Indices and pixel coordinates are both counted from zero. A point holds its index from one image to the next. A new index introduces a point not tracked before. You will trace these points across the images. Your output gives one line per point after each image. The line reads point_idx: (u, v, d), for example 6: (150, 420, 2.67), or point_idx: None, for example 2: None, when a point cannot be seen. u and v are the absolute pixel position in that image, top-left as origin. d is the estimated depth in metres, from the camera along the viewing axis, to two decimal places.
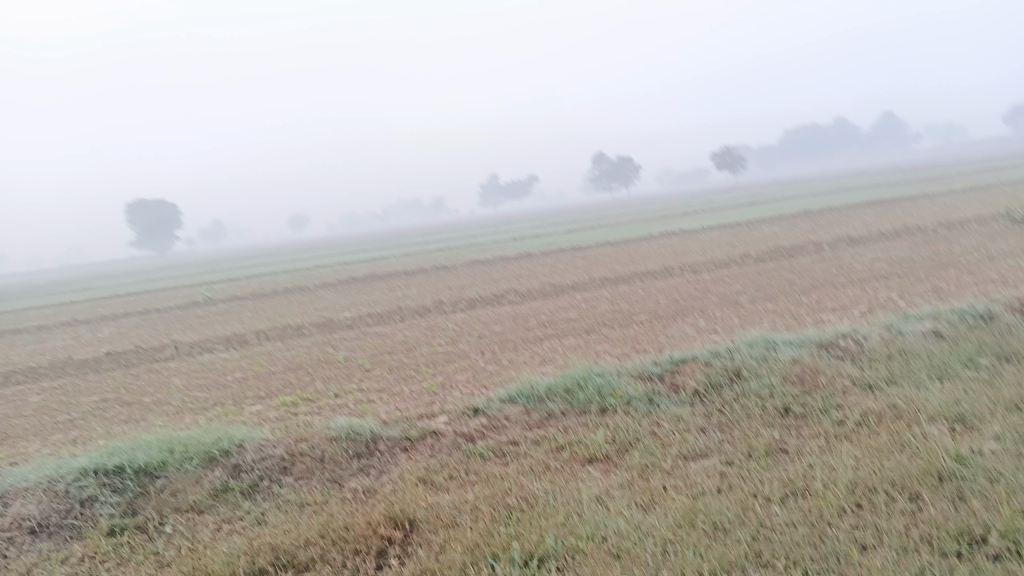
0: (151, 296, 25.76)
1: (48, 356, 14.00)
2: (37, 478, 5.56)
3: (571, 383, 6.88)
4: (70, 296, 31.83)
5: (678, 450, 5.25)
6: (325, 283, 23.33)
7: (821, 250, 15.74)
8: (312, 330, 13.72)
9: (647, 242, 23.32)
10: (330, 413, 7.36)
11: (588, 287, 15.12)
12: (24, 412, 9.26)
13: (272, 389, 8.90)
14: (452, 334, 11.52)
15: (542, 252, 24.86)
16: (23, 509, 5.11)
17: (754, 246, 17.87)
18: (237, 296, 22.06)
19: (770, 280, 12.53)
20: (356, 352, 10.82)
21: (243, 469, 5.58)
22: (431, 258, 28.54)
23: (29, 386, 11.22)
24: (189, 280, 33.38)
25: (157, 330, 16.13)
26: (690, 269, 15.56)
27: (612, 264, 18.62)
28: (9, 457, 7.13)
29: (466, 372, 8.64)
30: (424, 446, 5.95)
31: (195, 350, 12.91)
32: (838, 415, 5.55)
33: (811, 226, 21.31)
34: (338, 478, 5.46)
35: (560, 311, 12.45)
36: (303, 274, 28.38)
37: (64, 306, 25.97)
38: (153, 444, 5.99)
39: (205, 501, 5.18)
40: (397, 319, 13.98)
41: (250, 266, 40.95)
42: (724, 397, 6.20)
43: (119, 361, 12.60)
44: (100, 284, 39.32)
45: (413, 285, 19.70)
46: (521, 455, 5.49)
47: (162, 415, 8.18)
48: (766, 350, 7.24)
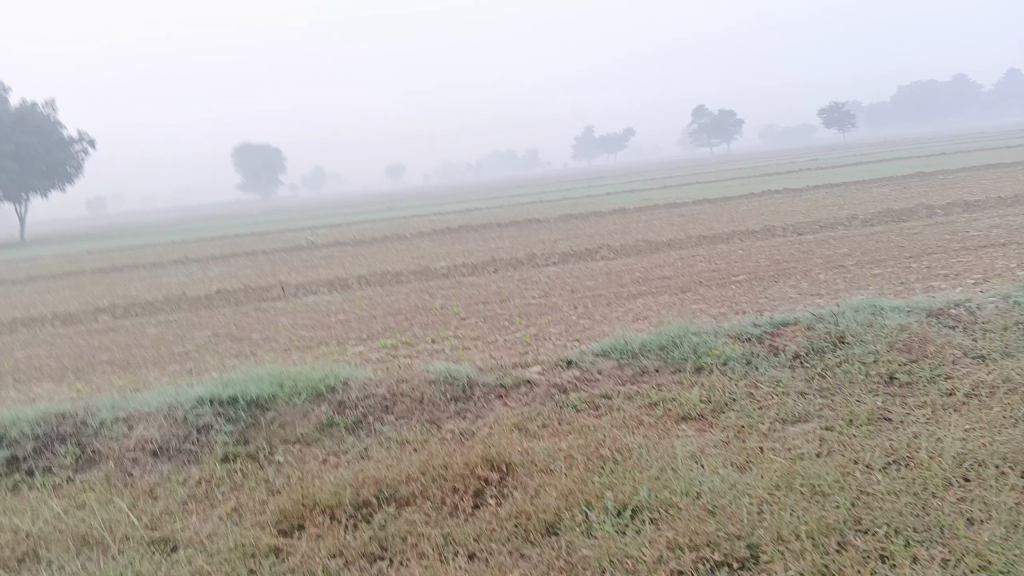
0: (257, 239, 26.75)
1: (163, 291, 14.81)
2: (159, 404, 5.95)
3: (667, 340, 6.85)
4: (181, 236, 33.35)
5: (776, 413, 5.19)
6: (421, 232, 23.68)
7: (934, 215, 14.98)
8: (410, 277, 14.03)
9: (748, 201, 22.66)
10: (428, 358, 7.58)
11: (685, 245, 14.89)
12: (144, 342, 9.88)
13: (372, 332, 9.20)
14: (546, 287, 11.58)
15: (637, 208, 24.49)
16: (146, 433, 5.50)
17: (862, 209, 17.13)
18: (338, 242, 22.67)
19: (878, 244, 12.04)
20: (451, 301, 11.03)
21: (347, 406, 5.83)
22: (526, 211, 28.57)
23: (147, 318, 11.93)
24: (291, 224, 34.46)
25: (263, 271, 16.78)
26: (793, 230, 15.09)
27: (710, 222, 18.22)
28: (132, 383, 7.65)
29: (560, 325, 8.71)
30: (520, 394, 6.08)
31: (299, 291, 13.42)
32: (947, 386, 5.36)
33: (924, 188, 20.28)
34: (436, 420, 5.65)
35: (656, 268, 12.33)
36: (401, 222, 28.90)
37: (176, 245, 27.27)
38: (264, 379, 6.31)
39: (312, 435, 5.45)
40: (491, 270, 14.14)
41: (348, 212, 41.90)
42: (825, 362, 6.08)
43: (228, 298, 13.22)
44: (208, 226, 41.00)
45: (507, 237, 19.82)
46: (615, 409, 5.54)
47: (269, 352, 8.58)
48: (872, 316, 7.02)
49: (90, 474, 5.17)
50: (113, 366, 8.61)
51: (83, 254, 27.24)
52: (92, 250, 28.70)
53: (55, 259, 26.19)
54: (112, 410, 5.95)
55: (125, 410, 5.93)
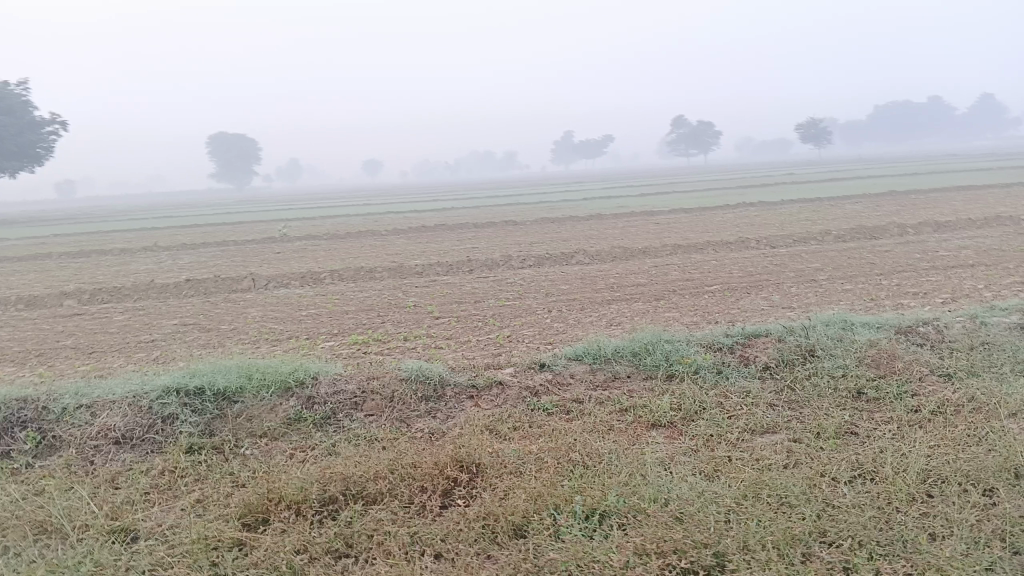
0: (230, 229, 26.47)
1: (132, 278, 14.58)
2: (123, 392, 5.85)
3: (639, 347, 6.87)
4: (152, 223, 32.95)
5: (745, 423, 5.23)
6: (396, 229, 23.55)
7: (905, 234, 15.21)
8: (383, 274, 13.98)
9: (724, 213, 22.82)
10: (399, 355, 7.53)
11: (659, 253, 14.98)
12: (110, 329, 9.73)
13: (344, 327, 9.14)
14: (520, 289, 11.58)
15: (613, 214, 24.57)
16: (109, 420, 5.40)
17: (834, 224, 17.35)
18: (313, 235, 22.52)
19: (849, 260, 12.19)
20: (424, 299, 10.99)
21: (317, 401, 5.78)
22: (502, 212, 28.57)
23: (114, 305, 11.74)
24: (265, 216, 34.20)
25: (234, 262, 16.60)
26: (766, 243, 15.25)
27: (685, 232, 18.33)
28: (96, 370, 7.51)
29: (533, 328, 8.70)
30: (490, 395, 6.06)
31: (271, 284, 13.30)
32: (913, 402, 5.44)
33: (896, 207, 20.60)
34: (406, 418, 5.62)
35: (630, 275, 12.39)
36: (376, 218, 28.81)
37: (145, 232, 26.86)
38: (232, 370, 6.24)
39: (279, 429, 5.39)
40: (466, 269, 14.12)
41: (324, 207, 41.58)
42: (795, 375, 6.13)
43: (198, 288, 13.04)
44: (181, 214, 40.54)
45: (483, 238, 19.81)
46: (586, 413, 5.54)
47: (238, 344, 8.48)
48: (842, 331, 7.10)
49: (50, 461, 5.07)
50: (78, 352, 8.46)
51: (51, 237, 26.78)
52: (61, 234, 28.18)
53: (21, 241, 25.72)
54: (75, 397, 5.83)
55: (89, 396, 5.82)
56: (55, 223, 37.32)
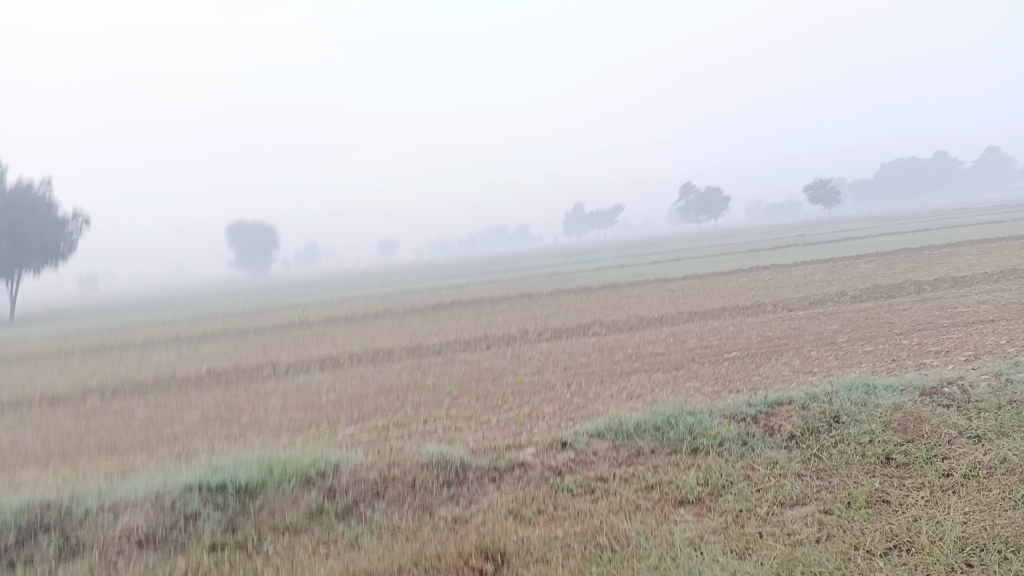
0: (249, 316, 26.74)
1: (153, 371, 14.69)
2: (145, 491, 5.84)
3: (661, 421, 6.81)
4: (173, 313, 33.34)
5: (774, 496, 5.13)
6: (412, 308, 23.68)
7: (922, 291, 15.14)
8: (401, 354, 14.01)
9: (738, 277, 22.83)
10: (419, 439, 7.50)
11: (676, 321, 14.97)
12: (132, 425, 9.75)
13: (364, 412, 9.12)
14: (538, 364, 11.56)
15: (628, 283, 24.63)
16: (132, 521, 5.39)
17: (851, 284, 17.32)
18: (331, 319, 22.69)
19: (868, 320, 12.12)
20: (443, 379, 10.98)
21: (338, 492, 5.74)
22: (517, 286, 28.73)
23: (136, 400, 11.80)
24: (283, 301, 34.56)
25: (254, 350, 16.71)
26: (783, 306, 15.21)
27: (701, 298, 18.33)
28: (118, 469, 7.49)
29: (553, 404, 8.64)
30: (513, 477, 6.00)
31: (291, 370, 13.36)
32: (944, 467, 5.33)
33: (912, 263, 20.57)
34: (428, 505, 5.56)
35: (648, 344, 12.35)
36: (393, 298, 29.04)
37: (166, 323, 27.15)
38: (253, 464, 6.23)
39: (302, 522, 5.35)
40: (484, 346, 14.13)
41: (341, 289, 41.99)
42: (821, 443, 6.04)
43: (218, 379, 13.10)
44: (200, 304, 41.01)
45: (499, 313, 19.89)
46: (611, 492, 5.47)
47: (259, 434, 8.47)
48: (866, 395, 7.01)
49: (74, 565, 5.04)
50: (100, 450, 8.47)
51: (74, 333, 27.12)
52: (82, 329, 28.50)
53: (43, 338, 26.00)
54: (97, 498, 5.83)
55: (111, 497, 5.82)
56: (76, 318, 37.76)
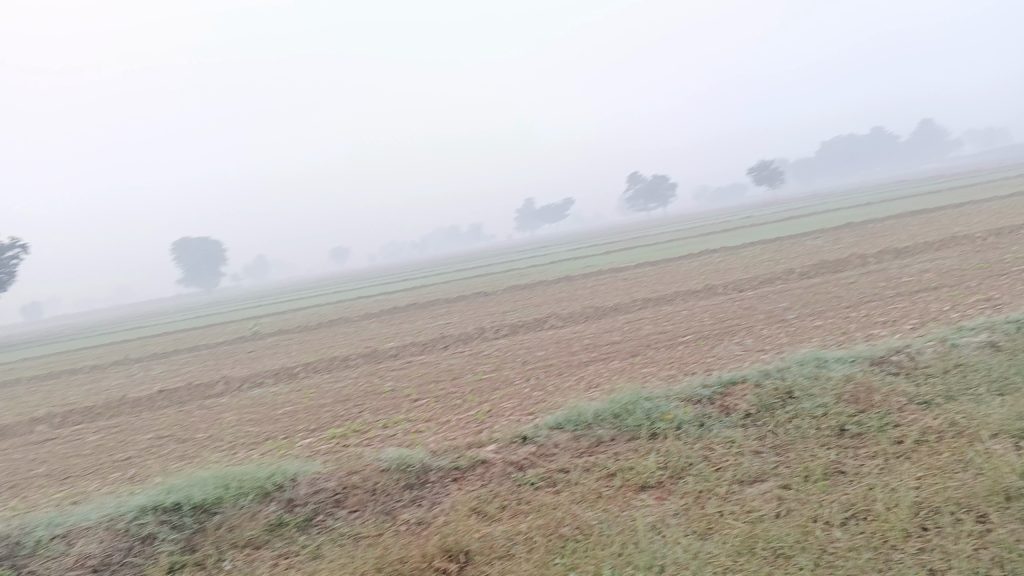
0: (202, 333, 26.25)
1: (103, 395, 14.32)
2: (98, 517, 5.68)
3: (619, 408, 6.83)
4: (121, 335, 32.60)
5: (733, 474, 5.18)
6: (367, 313, 23.49)
7: (867, 263, 15.48)
8: (358, 361, 13.89)
9: (689, 262, 23.10)
10: (379, 444, 7.41)
11: (631, 308, 15.08)
12: (83, 451, 9.48)
13: (322, 421, 9.00)
14: (496, 360, 11.54)
15: (582, 275, 24.74)
16: (85, 548, 5.24)
17: (798, 262, 17.63)
18: (285, 330, 22.38)
19: (816, 296, 12.34)
20: (401, 382, 10.89)
21: (297, 503, 5.65)
22: (472, 284, 28.69)
23: (86, 425, 11.49)
24: (236, 315, 34.01)
25: (207, 366, 16.40)
26: (734, 287, 15.42)
27: (653, 284, 18.50)
28: (69, 497, 7.26)
29: (512, 400, 8.63)
30: (474, 475, 5.96)
31: (246, 384, 13.13)
32: (896, 434, 5.43)
33: (856, 238, 21.03)
34: (391, 509, 5.50)
35: (604, 334, 12.41)
36: (347, 305, 28.78)
37: (115, 345, 26.53)
38: (209, 481, 6.10)
39: (262, 536, 5.25)
40: (441, 347, 14.06)
41: (294, 299, 41.49)
42: (776, 419, 6.12)
43: (172, 398, 12.82)
44: (149, 323, 40.16)
45: (455, 312, 19.83)
46: (573, 483, 5.46)
47: (215, 451, 8.30)
48: (817, 369, 7.12)
49: None
50: (50, 479, 8.22)
51: (19, 362, 26.34)
52: (28, 358, 27.69)
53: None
54: (48, 528, 5.65)
55: (63, 526, 5.64)
56: (21, 347, 36.72)
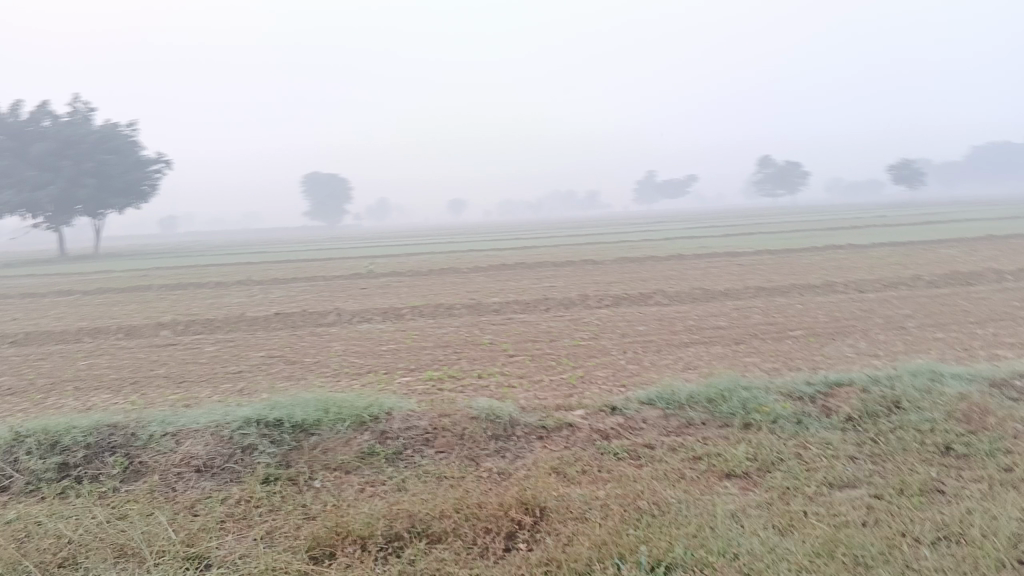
0: (319, 264, 27.34)
1: (223, 310, 15.19)
2: (206, 421, 6.08)
3: (715, 393, 6.73)
4: (246, 257, 34.36)
5: (823, 476, 5.05)
6: (477, 266, 23.88)
7: (1004, 281, 14.53)
8: (462, 310, 14.18)
9: (810, 255, 22.29)
10: (472, 393, 7.59)
11: (741, 295, 14.74)
12: (200, 359, 10.14)
13: (420, 363, 9.29)
14: (596, 328, 11.55)
15: (696, 255, 24.22)
16: (192, 449, 5.63)
17: (928, 269, 16.73)
18: (397, 271, 23.05)
19: (941, 307, 11.70)
20: (500, 337, 11.07)
21: (389, 436, 5.87)
22: (583, 251, 28.64)
23: (206, 336, 12.25)
24: (352, 252, 35.21)
25: (321, 297, 17.13)
26: (854, 287, 14.80)
27: (768, 274, 17.98)
28: (183, 399, 7.80)
29: (607, 369, 8.64)
30: (561, 437, 6.04)
31: (354, 318, 13.66)
32: (1006, 461, 5.15)
33: (996, 252, 19.73)
34: (475, 456, 5.65)
35: (709, 317, 12.20)
36: (458, 256, 29.32)
37: (240, 266, 28.00)
38: (311, 403, 6.42)
39: (352, 462, 5.50)
40: (544, 308, 14.16)
41: (409, 244, 42.56)
42: (878, 427, 5.90)
43: (285, 322, 13.49)
44: (272, 249, 42.07)
45: (561, 276, 19.89)
46: (657, 459, 5.45)
47: (319, 377, 8.71)
48: (930, 382, 6.79)
49: (135, 485, 5.30)
50: (169, 381, 8.84)
51: (153, 270, 28.21)
52: (161, 267, 29.60)
53: (125, 273, 27.13)
54: (161, 424, 6.09)
55: (174, 425, 6.07)
56: (157, 256, 39.29)
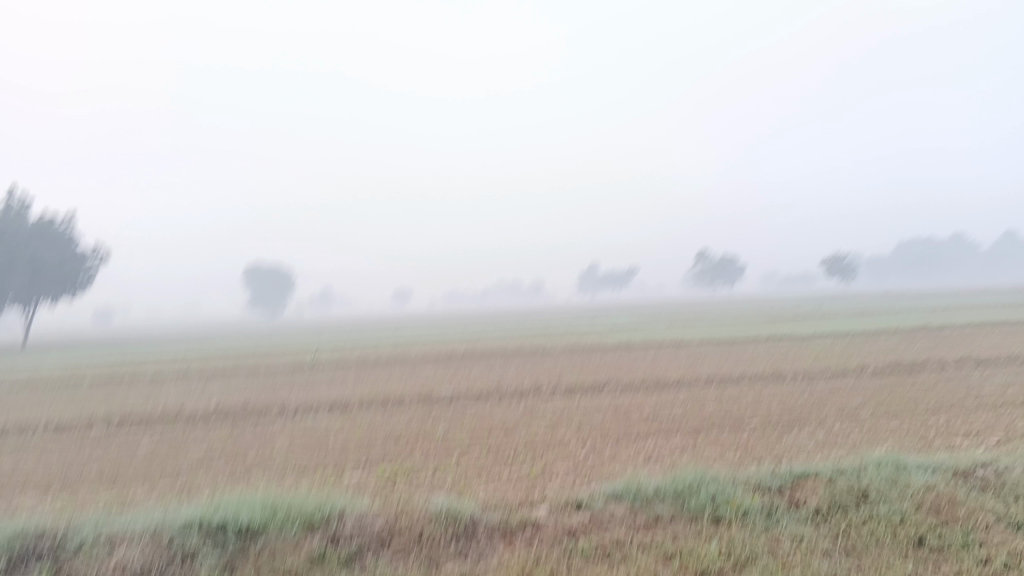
0: (262, 356, 26.60)
1: (160, 405, 14.52)
2: (144, 525, 5.63)
3: (682, 486, 6.56)
4: (184, 349, 33.33)
5: (801, 572, 4.87)
6: (425, 357, 23.55)
7: (946, 370, 14.86)
8: (412, 402, 13.82)
9: (756, 345, 22.61)
10: (428, 489, 7.27)
11: (694, 385, 14.74)
12: (135, 457, 9.58)
13: (372, 458, 8.92)
14: (552, 419, 11.33)
15: (644, 345, 24.33)
16: (128, 554, 5.19)
17: (873, 358, 17.05)
18: (343, 363, 22.55)
19: (892, 396, 11.84)
20: (454, 429, 10.76)
21: (343, 538, 5.52)
22: (531, 341, 28.60)
23: (141, 432, 11.62)
24: (295, 343, 34.48)
25: (264, 389, 16.57)
26: (803, 377, 14.94)
27: (717, 364, 18.08)
28: (118, 500, 7.30)
29: (567, 462, 8.41)
30: (525, 535, 5.76)
31: (300, 412, 13.19)
32: (982, 552, 5.06)
33: (934, 342, 20.31)
34: (436, 559, 5.34)
35: (664, 407, 12.10)
36: (406, 346, 28.92)
37: (178, 358, 27.06)
38: (258, 503, 6.03)
39: (302, 567, 5.13)
40: (497, 399, 13.91)
41: (354, 334, 42.01)
42: (849, 520, 5.78)
43: (227, 416, 12.94)
44: (213, 340, 41.03)
45: (511, 366, 19.69)
46: (628, 558, 5.22)
47: (264, 474, 8.28)
48: (896, 472, 6.73)
49: None
50: (101, 480, 8.28)
51: (85, 363, 27.08)
52: (93, 359, 28.37)
53: (52, 366, 25.88)
54: (94, 529, 5.62)
55: (108, 529, 5.60)
56: (89, 347, 37.91)
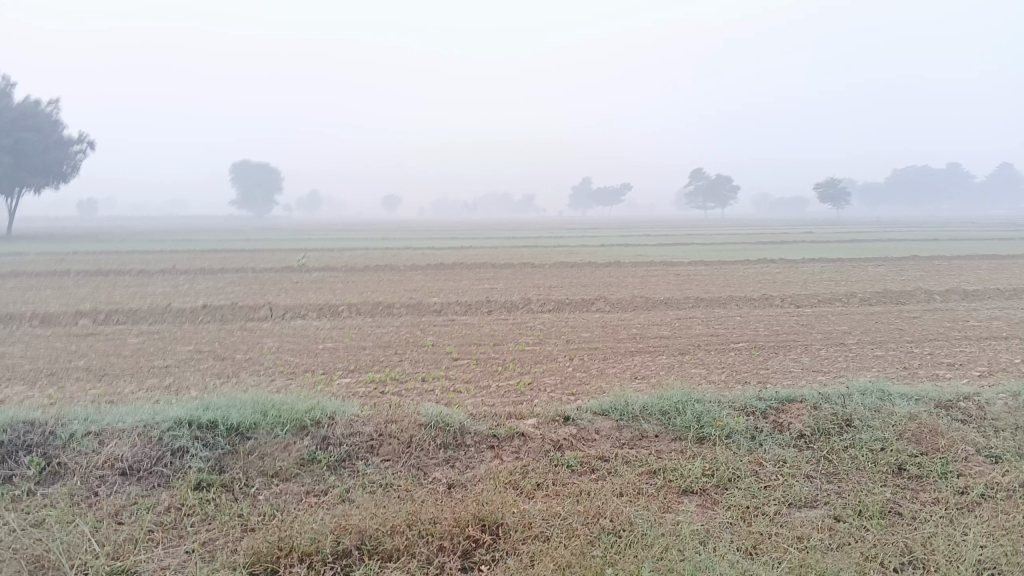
0: (249, 256, 26.43)
1: (147, 300, 14.46)
2: (133, 421, 5.64)
3: (668, 406, 6.60)
4: (170, 245, 33.07)
5: (782, 495, 4.96)
6: (414, 265, 23.48)
7: (932, 301, 14.94)
8: (401, 310, 13.82)
9: (745, 267, 22.64)
10: (417, 398, 7.31)
11: (682, 305, 14.79)
12: (122, 352, 9.57)
13: (361, 364, 8.94)
14: (540, 334, 11.37)
15: (634, 263, 24.33)
16: (118, 450, 5.21)
17: (860, 286, 17.13)
18: (331, 267, 22.45)
19: (878, 325, 11.92)
20: (443, 339, 10.78)
21: (332, 442, 5.55)
22: (520, 254, 28.51)
23: (129, 327, 11.60)
24: (282, 244, 34.28)
25: (252, 290, 16.51)
26: (791, 301, 15.00)
27: (705, 285, 18.12)
28: (107, 395, 7.31)
29: (554, 376, 8.46)
30: (512, 447, 5.82)
31: (288, 314, 13.17)
32: (960, 483, 5.16)
33: (923, 272, 20.38)
34: (423, 466, 5.39)
35: (652, 326, 12.15)
36: (394, 253, 28.80)
37: (165, 254, 26.87)
38: (248, 404, 6.03)
39: (291, 469, 5.17)
40: (485, 310, 13.92)
41: (342, 238, 41.79)
42: (831, 446, 5.86)
43: (215, 315, 12.91)
44: (200, 238, 40.74)
45: (500, 278, 19.67)
46: (613, 474, 5.29)
47: (253, 375, 8.29)
48: (880, 401, 6.80)
49: (54, 488, 4.88)
50: (89, 374, 8.28)
51: (70, 254, 26.84)
52: (79, 251, 28.10)
53: (37, 256, 25.62)
54: (84, 422, 5.63)
55: (98, 423, 5.61)
56: (74, 239, 37.53)
